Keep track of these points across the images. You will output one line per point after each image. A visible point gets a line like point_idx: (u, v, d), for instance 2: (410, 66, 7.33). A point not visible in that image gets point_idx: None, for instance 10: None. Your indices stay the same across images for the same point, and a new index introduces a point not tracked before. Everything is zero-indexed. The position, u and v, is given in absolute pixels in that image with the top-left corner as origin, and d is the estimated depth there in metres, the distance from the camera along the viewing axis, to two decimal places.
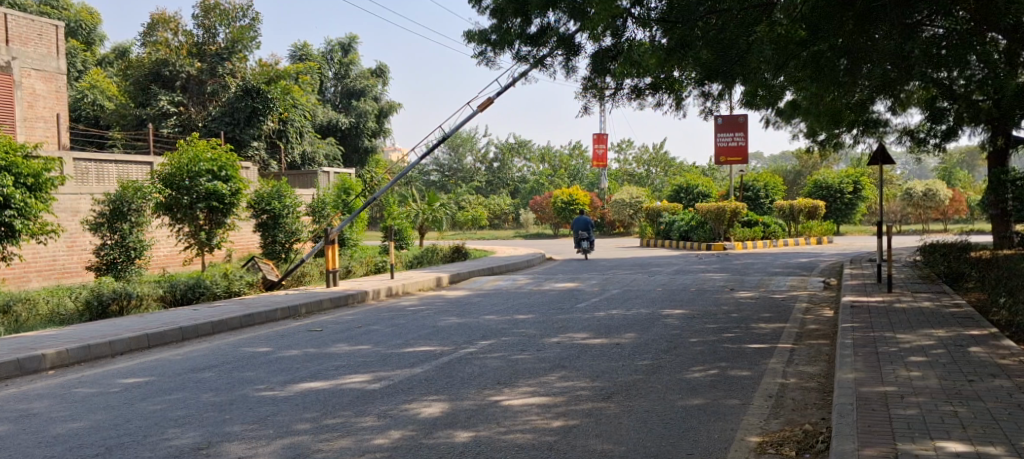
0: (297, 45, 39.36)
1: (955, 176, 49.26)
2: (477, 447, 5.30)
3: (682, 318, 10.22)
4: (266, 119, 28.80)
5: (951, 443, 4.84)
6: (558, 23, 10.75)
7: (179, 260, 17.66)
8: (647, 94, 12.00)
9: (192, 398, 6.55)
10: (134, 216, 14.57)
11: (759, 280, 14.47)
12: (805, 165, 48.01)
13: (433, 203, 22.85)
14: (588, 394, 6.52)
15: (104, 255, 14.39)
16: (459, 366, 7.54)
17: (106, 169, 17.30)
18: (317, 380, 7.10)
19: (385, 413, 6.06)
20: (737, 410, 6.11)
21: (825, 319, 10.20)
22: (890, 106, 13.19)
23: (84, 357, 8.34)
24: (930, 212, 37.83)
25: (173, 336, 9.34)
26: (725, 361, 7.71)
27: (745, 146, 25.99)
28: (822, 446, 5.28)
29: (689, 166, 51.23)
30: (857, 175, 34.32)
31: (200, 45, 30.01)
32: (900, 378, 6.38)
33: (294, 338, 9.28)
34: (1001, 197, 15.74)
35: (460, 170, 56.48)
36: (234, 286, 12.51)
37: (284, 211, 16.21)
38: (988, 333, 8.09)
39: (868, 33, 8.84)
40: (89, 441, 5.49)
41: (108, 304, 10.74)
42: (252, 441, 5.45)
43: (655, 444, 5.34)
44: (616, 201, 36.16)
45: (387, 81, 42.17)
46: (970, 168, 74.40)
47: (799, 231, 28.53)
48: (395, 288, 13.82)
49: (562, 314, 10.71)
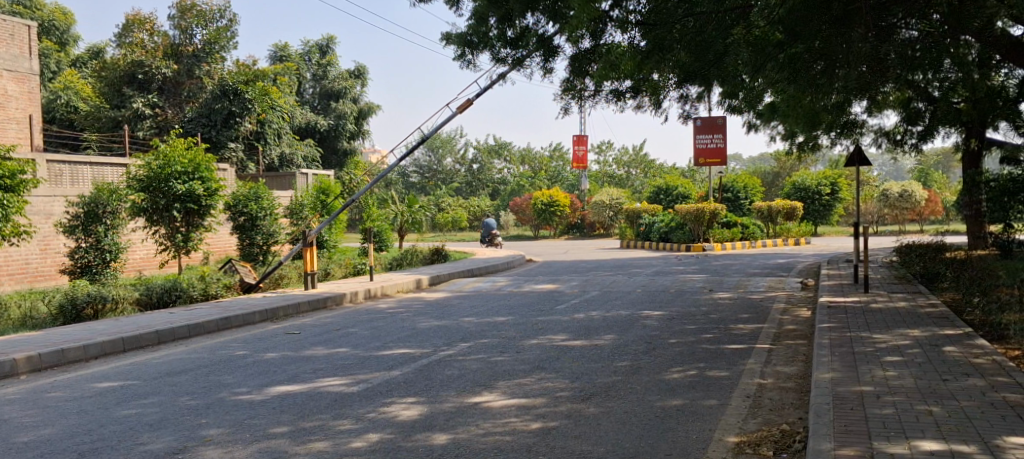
0: (275, 46, 39.15)
1: (932, 177, 49.71)
2: (455, 450, 5.26)
3: (661, 319, 10.25)
4: (242, 122, 28.59)
5: (926, 442, 4.88)
6: (536, 26, 10.77)
7: (156, 263, 17.46)
8: (627, 97, 12.11)
9: (167, 403, 6.46)
10: (109, 218, 14.33)
11: (737, 281, 14.53)
12: (783, 167, 48.29)
13: (412, 205, 22.95)
14: (567, 396, 6.52)
15: (78, 258, 14.11)
16: (438, 369, 7.50)
17: (81, 171, 17.12)
18: (293, 383, 7.05)
19: (363, 416, 6.01)
20: (715, 411, 6.12)
21: (802, 320, 10.24)
22: (866, 108, 13.28)
23: (58, 362, 8.22)
24: (905, 212, 38.15)
25: (149, 339, 9.25)
26: (703, 361, 7.74)
27: (723, 148, 26.15)
28: (798, 447, 5.31)
29: (669, 168, 51.50)
30: (835, 177, 34.60)
31: (176, 46, 29.67)
32: (877, 378, 6.42)
33: (270, 342, 9.20)
34: (975, 200, 15.97)
35: (440, 171, 56.30)
36: (211, 289, 12.41)
37: (260, 213, 16.05)
38: (962, 332, 8.18)
39: (845, 36, 8.89)
40: (61, 447, 5.39)
41: (82, 308, 10.58)
42: (228, 445, 5.38)
43: (634, 444, 5.35)
44: (595, 203, 36.16)
45: (366, 82, 41.88)
46: (945, 169, 74.97)
47: (777, 233, 28.74)
48: (374, 291, 13.75)
49: (541, 315, 10.67)
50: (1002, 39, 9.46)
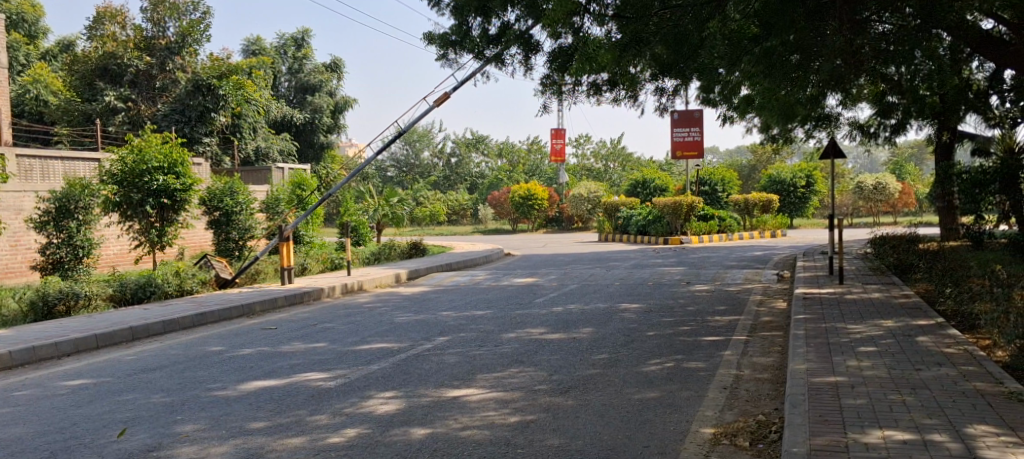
0: (248, 40, 38.68)
1: (906, 169, 50.11)
2: (432, 444, 5.25)
3: (639, 312, 10.27)
4: (217, 116, 28.28)
5: (898, 432, 4.93)
6: (515, 21, 10.72)
7: (130, 259, 17.28)
8: (604, 90, 12.13)
9: (142, 400, 6.39)
10: (82, 213, 14.11)
11: (714, 274, 14.60)
12: (759, 159, 48.59)
13: (390, 199, 22.90)
14: (545, 389, 6.52)
15: (49, 254, 13.86)
16: (416, 363, 7.48)
17: (51, 167, 16.94)
18: (270, 378, 6.99)
19: (340, 411, 5.98)
20: (692, 403, 6.15)
21: (778, 311, 10.34)
22: (840, 101, 13.39)
23: (29, 360, 8.11)
24: (879, 204, 38.40)
25: (123, 336, 9.13)
26: (680, 354, 7.78)
27: (700, 141, 26.29)
28: (774, 437, 5.36)
29: (647, 162, 51.74)
30: (810, 170, 34.88)
31: (149, 40, 29.02)
32: (850, 368, 6.49)
33: (247, 337, 9.11)
34: (947, 192, 16.22)
35: (417, 165, 56.02)
36: (185, 285, 12.28)
37: (236, 208, 15.92)
38: (934, 323, 8.29)
39: (820, 28, 9.23)
40: (33, 446, 5.32)
41: (53, 305, 10.44)
42: (204, 442, 5.33)
43: (612, 437, 5.36)
44: (574, 196, 36.16)
45: (343, 76, 41.48)
46: (918, 162, 74.91)
47: (753, 225, 29.01)
48: (352, 285, 13.68)
49: (519, 309, 10.67)
50: (973, 35, 9.63)
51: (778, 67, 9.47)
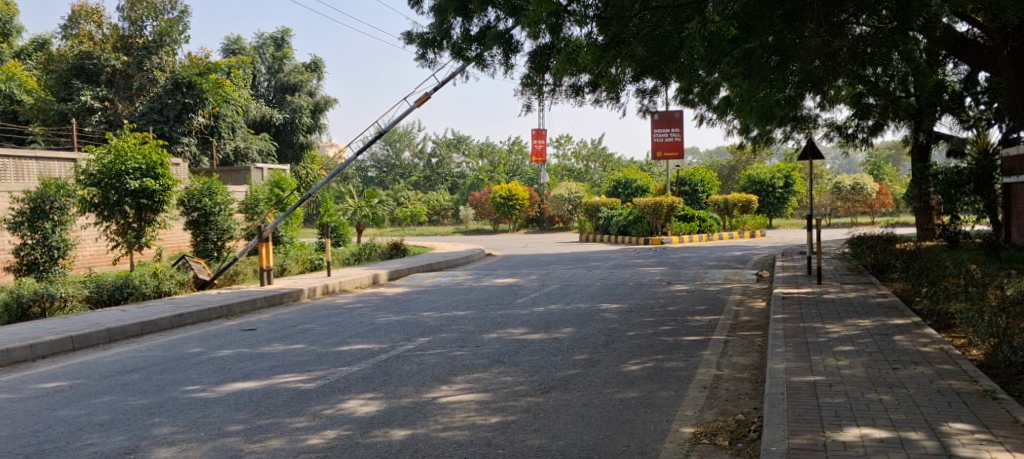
0: (228, 39, 38.43)
1: (883, 170, 50.66)
2: (413, 445, 5.24)
3: (619, 312, 10.31)
4: (195, 115, 28.12)
5: (875, 430, 4.97)
6: (496, 22, 10.75)
7: (107, 260, 17.13)
8: (585, 92, 12.19)
9: (118, 402, 6.31)
10: (58, 214, 13.91)
11: (693, 274, 14.69)
12: (739, 160, 48.95)
13: (370, 200, 22.78)
14: (526, 389, 6.52)
15: (23, 256, 13.64)
16: (397, 364, 7.44)
17: (26, 166, 16.76)
18: (248, 380, 6.92)
19: (320, 413, 5.94)
20: (672, 402, 6.18)
21: (756, 311, 10.42)
22: (818, 103, 13.49)
23: (3, 362, 7.99)
24: (856, 205, 38.78)
25: (99, 337, 9.03)
26: (661, 353, 7.81)
27: (681, 142, 26.43)
28: (754, 436, 5.39)
29: (627, 163, 52.02)
30: (788, 170, 35.23)
31: (126, 39, 28.81)
32: (828, 367, 6.54)
33: (226, 339, 9.04)
34: (924, 192, 16.40)
35: (398, 165, 55.99)
36: (163, 286, 12.15)
37: (215, 208, 15.78)
38: (911, 321, 8.39)
39: (798, 30, 9.05)
40: (7, 449, 5.25)
41: (28, 306, 10.28)
42: (183, 444, 5.28)
43: (592, 437, 5.37)
44: (554, 196, 36.21)
45: (322, 76, 41.31)
46: (895, 164, 75.72)
47: (733, 225, 29.21)
48: (332, 286, 13.61)
49: (500, 310, 10.66)
50: (948, 36, 9.69)
51: (757, 68, 9.48)
